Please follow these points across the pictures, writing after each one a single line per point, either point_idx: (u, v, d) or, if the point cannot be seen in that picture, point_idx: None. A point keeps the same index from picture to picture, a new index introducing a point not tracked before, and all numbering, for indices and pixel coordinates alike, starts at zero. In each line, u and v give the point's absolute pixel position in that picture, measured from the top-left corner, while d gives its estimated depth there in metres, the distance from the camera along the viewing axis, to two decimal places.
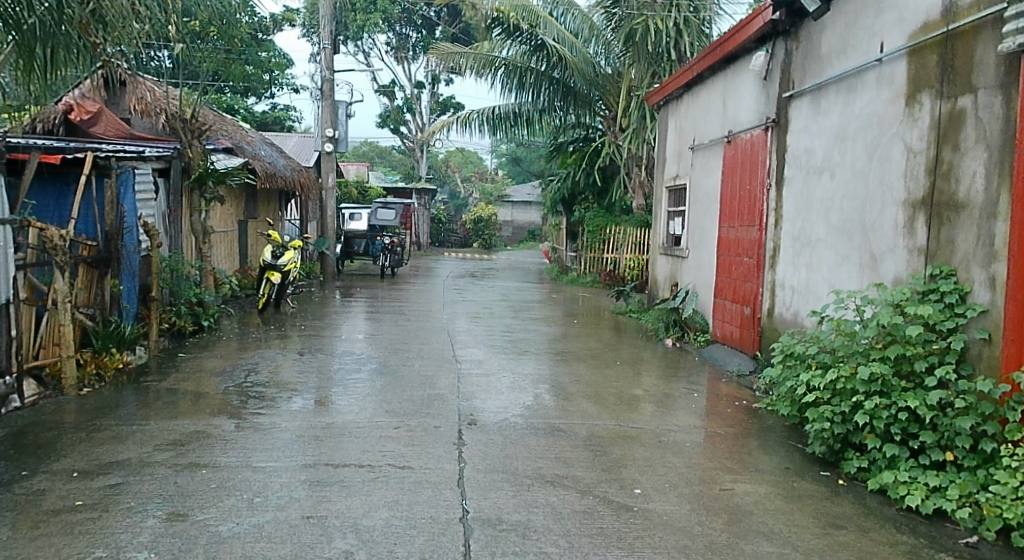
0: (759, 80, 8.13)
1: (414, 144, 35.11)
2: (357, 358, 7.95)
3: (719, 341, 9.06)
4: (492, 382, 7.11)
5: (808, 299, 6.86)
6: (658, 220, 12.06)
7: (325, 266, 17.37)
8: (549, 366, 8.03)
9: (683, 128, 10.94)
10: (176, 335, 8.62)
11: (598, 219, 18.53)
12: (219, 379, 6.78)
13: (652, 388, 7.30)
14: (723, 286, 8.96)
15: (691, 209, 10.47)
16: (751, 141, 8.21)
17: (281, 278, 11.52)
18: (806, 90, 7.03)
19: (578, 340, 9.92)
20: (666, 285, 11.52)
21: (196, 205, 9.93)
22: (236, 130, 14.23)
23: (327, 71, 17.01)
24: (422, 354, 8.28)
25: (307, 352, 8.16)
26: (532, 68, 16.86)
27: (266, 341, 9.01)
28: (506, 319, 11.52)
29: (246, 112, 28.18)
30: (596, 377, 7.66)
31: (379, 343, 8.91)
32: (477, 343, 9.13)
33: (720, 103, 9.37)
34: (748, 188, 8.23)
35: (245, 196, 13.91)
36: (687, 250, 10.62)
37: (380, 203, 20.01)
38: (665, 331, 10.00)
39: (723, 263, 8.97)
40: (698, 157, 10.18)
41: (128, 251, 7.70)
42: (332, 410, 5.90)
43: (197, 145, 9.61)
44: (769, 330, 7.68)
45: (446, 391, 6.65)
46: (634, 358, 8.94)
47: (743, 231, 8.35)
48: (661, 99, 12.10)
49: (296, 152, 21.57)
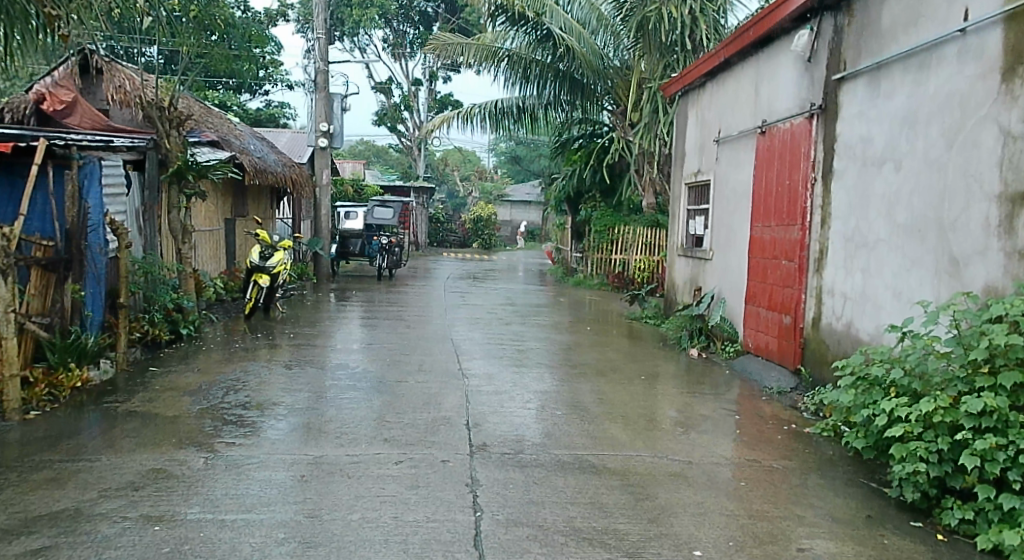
0: (801, 63, 7.29)
1: (412, 143, 34.31)
2: (351, 372, 7.09)
3: (751, 351, 8.24)
4: (504, 401, 6.27)
5: (865, 308, 6.04)
6: (676, 220, 11.24)
7: (319, 268, 16.52)
8: (567, 380, 7.19)
9: (706, 119, 10.10)
10: (150, 346, 7.78)
11: (606, 219, 17.66)
12: (193, 398, 5.92)
13: (685, 406, 6.46)
14: (756, 291, 8.14)
15: (716, 207, 9.65)
16: (790, 132, 7.38)
17: (270, 281, 10.65)
18: (862, 70, 6.20)
19: (594, 349, 9.08)
20: (686, 290, 10.70)
21: (175, 201, 8.92)
22: (224, 123, 13.39)
23: (322, 63, 16.12)
24: (425, 367, 7.43)
25: (295, 365, 7.29)
26: (537, 60, 16.05)
27: (253, 351, 8.14)
28: (514, 325, 10.67)
29: (239, 109, 27.36)
30: (620, 393, 6.82)
31: (377, 353, 8.05)
32: (484, 354, 8.28)
33: (752, 91, 8.54)
34: (787, 185, 7.41)
35: (231, 193, 13.04)
36: (711, 252, 9.80)
37: (377, 202, 19.21)
38: (689, 340, 9.18)
39: (756, 267, 8.15)
40: (725, 150, 9.36)
41: (94, 251, 6.75)
42: (322, 439, 5.04)
43: (175, 135, 8.73)
44: (814, 341, 6.85)
45: (454, 414, 5.78)
46: (658, 371, 8.09)
47: (781, 232, 7.53)
48: (679, 90, 11.27)
49: (289, 149, 20.75)
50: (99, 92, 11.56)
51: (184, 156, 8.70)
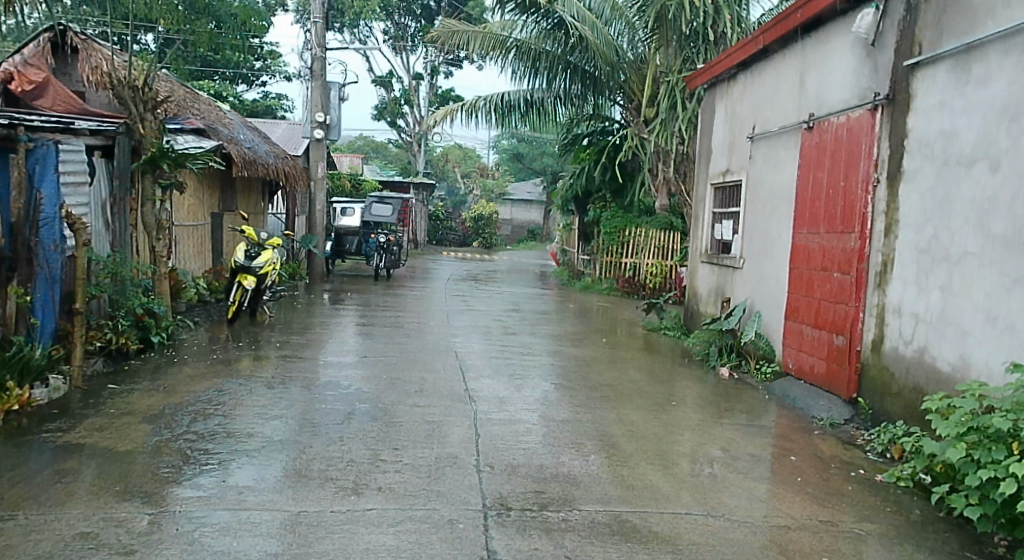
0: (863, 48, 6.38)
1: (411, 139, 33.43)
2: (343, 392, 6.19)
3: (791, 374, 7.35)
4: (520, 435, 5.36)
5: (944, 334, 5.14)
6: (701, 224, 10.38)
7: (313, 267, 15.63)
8: (590, 405, 6.29)
9: (738, 114, 9.20)
10: (115, 357, 6.89)
11: (616, 220, 16.76)
12: (153, 427, 5.00)
13: (729, 441, 5.57)
14: (799, 306, 7.26)
15: (748, 210, 8.76)
16: (847, 127, 6.49)
17: (257, 283, 9.77)
18: (944, 53, 5.30)
19: (613, 365, 8.18)
20: (711, 300, 9.82)
21: (148, 194, 7.92)
22: (212, 111, 12.47)
23: (319, 48, 15.22)
24: (426, 387, 6.51)
25: (279, 383, 6.38)
26: (547, 51, 15.17)
27: (234, 363, 7.22)
28: (522, 335, 9.76)
29: (235, 100, 26.38)
30: (650, 422, 5.94)
31: (372, 369, 7.14)
32: (492, 371, 7.40)
33: (797, 81, 7.63)
34: (842, 187, 6.52)
35: (218, 185, 12.13)
36: (741, 260, 8.91)
37: (376, 198, 18.42)
38: (718, 357, 8.35)
39: (799, 278, 7.28)
40: (760, 148, 8.47)
41: (45, 249, 5.89)
42: (304, 484, 4.14)
43: (150, 120, 7.82)
44: (875, 368, 5.96)
45: (461, 451, 4.90)
46: (688, 393, 7.21)
47: (833, 240, 6.64)
48: (705, 83, 10.38)
49: (284, 140, 19.87)
50: (75, 74, 10.65)
51: (159, 143, 7.77)
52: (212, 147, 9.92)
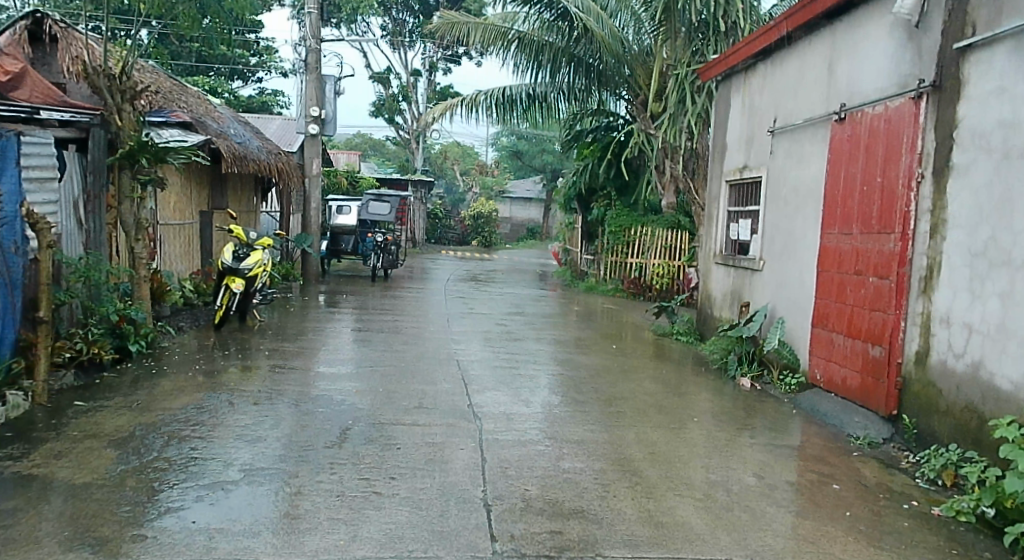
0: (904, 31, 5.84)
1: (409, 136, 32.88)
2: (335, 409, 5.64)
3: (820, 386, 6.82)
4: (531, 460, 4.81)
5: (1004, 347, 4.61)
6: (715, 223, 9.84)
7: (308, 268, 15.08)
8: (607, 424, 5.73)
9: (757, 107, 8.66)
10: (87, 368, 6.34)
11: (621, 218, 16.23)
12: (120, 453, 4.45)
13: (762, 465, 5.03)
14: (829, 312, 6.72)
15: (769, 209, 8.23)
16: (886, 118, 5.96)
17: (245, 285, 9.20)
18: (1002, 34, 4.76)
19: (627, 375, 7.64)
20: (727, 304, 9.29)
21: (127, 191, 7.32)
22: (201, 104, 11.91)
23: (313, 40, 14.67)
24: (426, 403, 5.96)
25: (264, 398, 5.83)
26: (549, 43, 14.63)
27: (219, 374, 6.67)
28: (528, 341, 9.20)
29: (231, 96, 25.78)
30: (673, 442, 5.40)
31: (368, 381, 6.59)
32: (498, 382, 6.86)
33: (825, 70, 7.09)
34: (880, 185, 5.98)
35: (208, 182, 11.58)
36: (761, 262, 8.37)
37: (373, 194, 17.20)
38: (738, 366, 7.81)
39: (828, 283, 6.75)
40: (783, 142, 7.93)
41: (3, 251, 5.34)
42: (287, 526, 3.61)
43: (128, 110, 7.25)
44: (919, 383, 5.43)
45: (467, 481, 4.36)
46: (710, 407, 6.67)
47: (869, 241, 6.11)
48: (720, 74, 9.83)
49: (279, 136, 19.32)
50: (55, 65, 10.00)
51: (138, 135, 7.19)
52: (199, 141, 9.36)
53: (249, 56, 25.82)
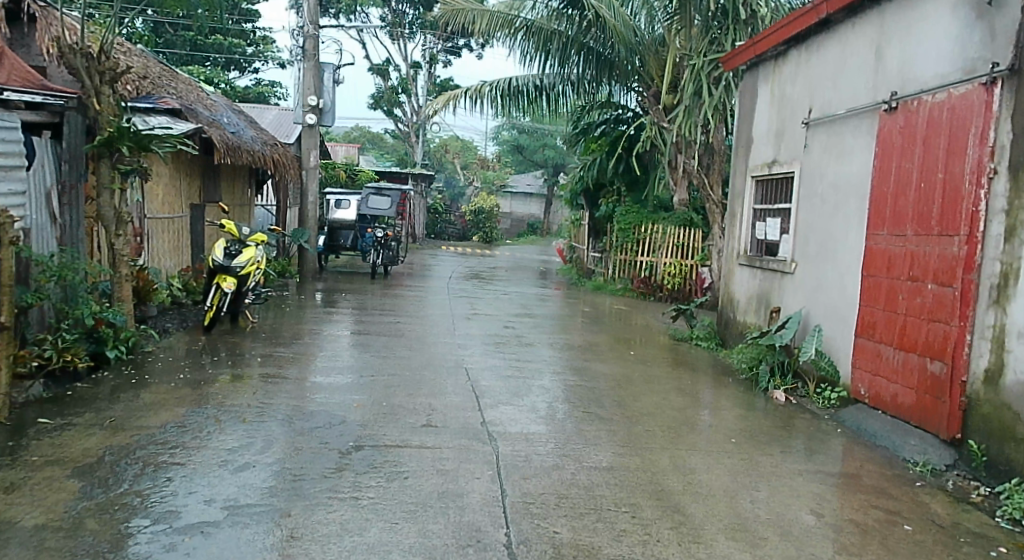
0: (972, 10, 5.23)
1: (409, 128, 32.22)
2: (333, 428, 5.04)
3: (865, 402, 6.23)
4: (557, 493, 4.22)
5: None
6: (738, 221, 9.23)
7: (305, 264, 14.44)
8: (638, 447, 5.13)
9: (789, 97, 8.05)
10: (59, 378, 5.71)
11: (631, 215, 15.65)
12: (84, 484, 3.84)
13: (819, 499, 4.44)
14: (876, 321, 6.13)
15: (802, 207, 7.64)
16: (948, 106, 5.37)
17: (237, 285, 8.55)
18: None
19: (651, 387, 7.03)
20: (752, 308, 8.70)
21: (105, 182, 6.63)
22: (193, 92, 11.28)
23: (312, 26, 14.08)
24: (434, 421, 5.36)
25: (255, 414, 5.23)
26: (558, 32, 13.98)
27: (206, 383, 6.06)
28: (539, 347, 8.61)
29: (227, 87, 25.07)
30: (714, 470, 4.80)
31: (370, 393, 6.00)
32: (512, 395, 6.25)
33: (872, 56, 6.49)
34: (941, 181, 5.40)
35: (200, 173, 10.95)
36: (792, 264, 7.78)
37: (373, 189, 16.80)
38: (770, 377, 7.21)
39: (875, 290, 6.16)
40: (820, 135, 7.33)
41: None
42: None
43: (107, 93, 6.56)
44: (990, 405, 4.83)
45: (487, 521, 3.77)
46: (745, 425, 6.07)
47: (927, 244, 5.52)
48: (744, 64, 9.22)
49: (276, 126, 18.68)
50: (34, 46, 9.25)
51: (118, 120, 6.52)
52: (189, 130, 8.72)
53: (245, 45, 25.11)
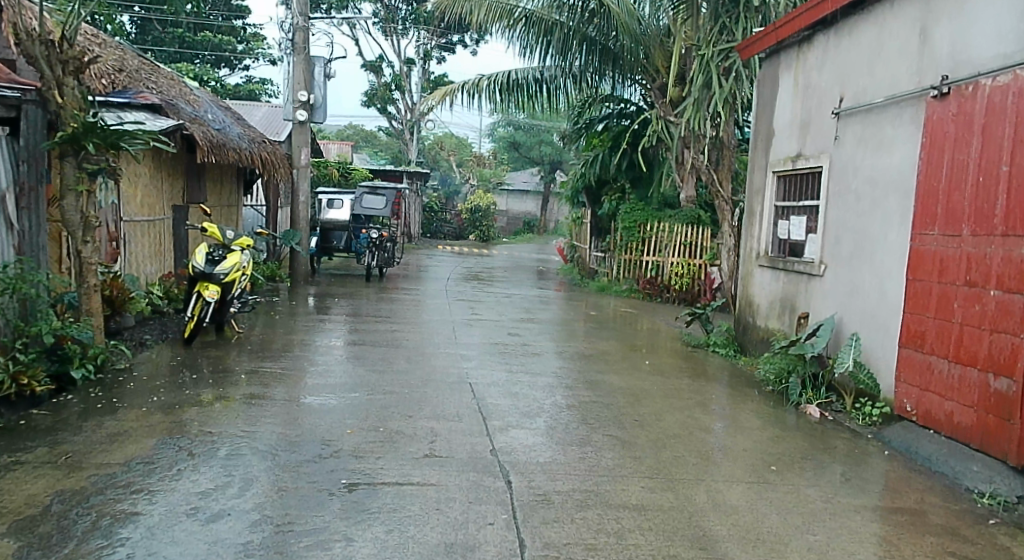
0: None
1: (403, 126, 31.54)
2: (322, 462, 4.41)
3: (911, 420, 5.64)
4: (583, 543, 3.61)
5: None
6: (758, 219, 8.63)
7: (296, 267, 13.79)
8: (669, 480, 4.52)
9: (818, 85, 7.45)
10: (14, 403, 5.09)
11: (636, 213, 15.04)
12: (20, 546, 3.23)
13: (884, 544, 3.84)
14: (925, 331, 5.54)
15: (832, 204, 7.05)
16: (1014, 90, 4.79)
17: (220, 293, 7.90)
18: None
19: (673, 402, 6.42)
20: (775, 313, 8.10)
21: (69, 183, 5.95)
22: (175, 86, 10.64)
23: (301, 17, 13.39)
24: (437, 451, 4.73)
25: (234, 445, 4.61)
26: (560, 22, 13.36)
27: (182, 407, 5.43)
28: (547, 357, 7.99)
29: (218, 85, 24.36)
30: (757, 509, 4.19)
31: (364, 416, 5.38)
32: (523, 416, 5.64)
33: (917, 37, 5.90)
34: (1006, 174, 4.83)
35: (183, 172, 10.31)
36: (821, 265, 7.18)
37: (367, 187, 15.89)
38: (802, 391, 6.61)
39: (923, 295, 5.57)
40: (854, 126, 6.74)
41: None
42: None
43: (71, 85, 5.88)
44: None
45: None
46: (783, 447, 5.46)
47: (989, 245, 4.94)
48: (763, 51, 8.62)
49: (265, 123, 18.04)
50: None
51: (83, 114, 5.86)
52: (171, 126, 8.11)
53: (235, 43, 24.37)
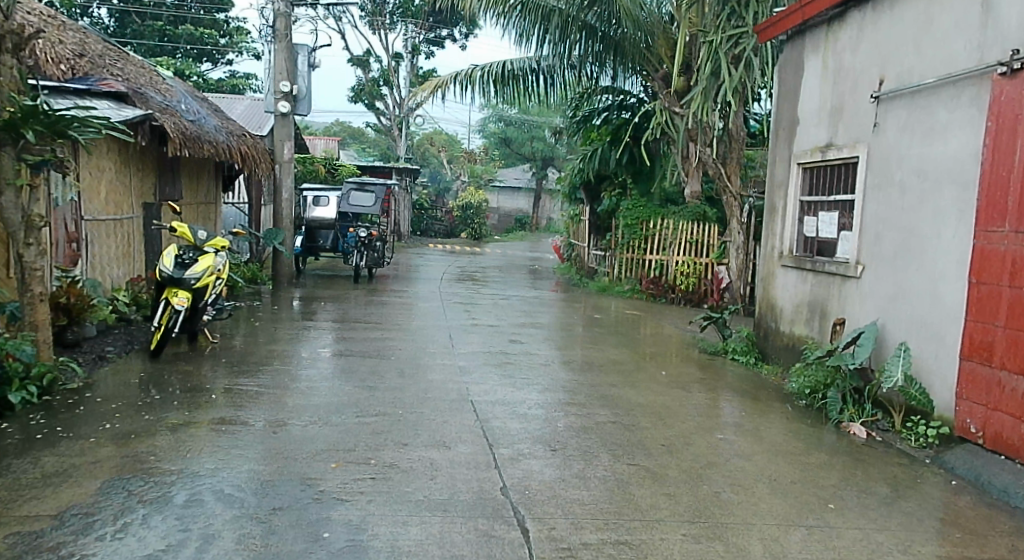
0: None
1: (392, 123, 30.68)
2: (299, 510, 3.66)
3: (978, 443, 4.96)
4: None
5: None
6: (779, 216, 7.91)
7: (279, 268, 12.97)
8: (713, 527, 3.79)
9: (853, 67, 6.73)
10: None
11: (637, 210, 14.33)
12: None
13: None
14: (994, 342, 4.85)
15: (871, 198, 6.35)
16: None
17: (191, 300, 7.12)
18: None
19: (701, 422, 5.69)
20: (802, 318, 7.40)
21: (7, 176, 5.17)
22: (144, 75, 9.83)
23: (282, 3, 12.59)
24: (438, 492, 3.99)
25: (195, 487, 3.86)
26: (557, 8, 12.44)
27: (140, 436, 4.67)
28: (555, 368, 7.27)
29: (200, 80, 23.45)
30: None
31: (352, 447, 4.61)
32: (535, 444, 4.89)
33: (977, 9, 5.20)
34: None
35: (154, 166, 9.52)
36: (857, 266, 6.47)
37: (355, 183, 15.11)
38: (843, 408, 5.90)
39: (991, 301, 4.89)
40: (897, 110, 6.03)
41: None
42: None
43: (9, 63, 5.12)
44: None
45: None
46: (836, 476, 4.75)
47: None
48: (783, 32, 7.87)
49: (246, 117, 17.20)
50: None
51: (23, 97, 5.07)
52: (135, 116, 7.32)
53: (218, 36, 23.43)
